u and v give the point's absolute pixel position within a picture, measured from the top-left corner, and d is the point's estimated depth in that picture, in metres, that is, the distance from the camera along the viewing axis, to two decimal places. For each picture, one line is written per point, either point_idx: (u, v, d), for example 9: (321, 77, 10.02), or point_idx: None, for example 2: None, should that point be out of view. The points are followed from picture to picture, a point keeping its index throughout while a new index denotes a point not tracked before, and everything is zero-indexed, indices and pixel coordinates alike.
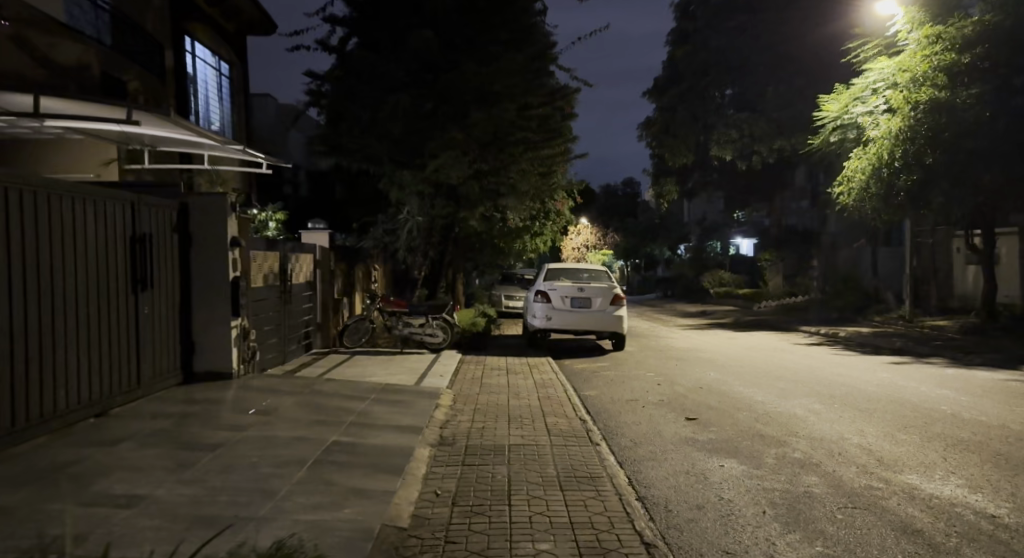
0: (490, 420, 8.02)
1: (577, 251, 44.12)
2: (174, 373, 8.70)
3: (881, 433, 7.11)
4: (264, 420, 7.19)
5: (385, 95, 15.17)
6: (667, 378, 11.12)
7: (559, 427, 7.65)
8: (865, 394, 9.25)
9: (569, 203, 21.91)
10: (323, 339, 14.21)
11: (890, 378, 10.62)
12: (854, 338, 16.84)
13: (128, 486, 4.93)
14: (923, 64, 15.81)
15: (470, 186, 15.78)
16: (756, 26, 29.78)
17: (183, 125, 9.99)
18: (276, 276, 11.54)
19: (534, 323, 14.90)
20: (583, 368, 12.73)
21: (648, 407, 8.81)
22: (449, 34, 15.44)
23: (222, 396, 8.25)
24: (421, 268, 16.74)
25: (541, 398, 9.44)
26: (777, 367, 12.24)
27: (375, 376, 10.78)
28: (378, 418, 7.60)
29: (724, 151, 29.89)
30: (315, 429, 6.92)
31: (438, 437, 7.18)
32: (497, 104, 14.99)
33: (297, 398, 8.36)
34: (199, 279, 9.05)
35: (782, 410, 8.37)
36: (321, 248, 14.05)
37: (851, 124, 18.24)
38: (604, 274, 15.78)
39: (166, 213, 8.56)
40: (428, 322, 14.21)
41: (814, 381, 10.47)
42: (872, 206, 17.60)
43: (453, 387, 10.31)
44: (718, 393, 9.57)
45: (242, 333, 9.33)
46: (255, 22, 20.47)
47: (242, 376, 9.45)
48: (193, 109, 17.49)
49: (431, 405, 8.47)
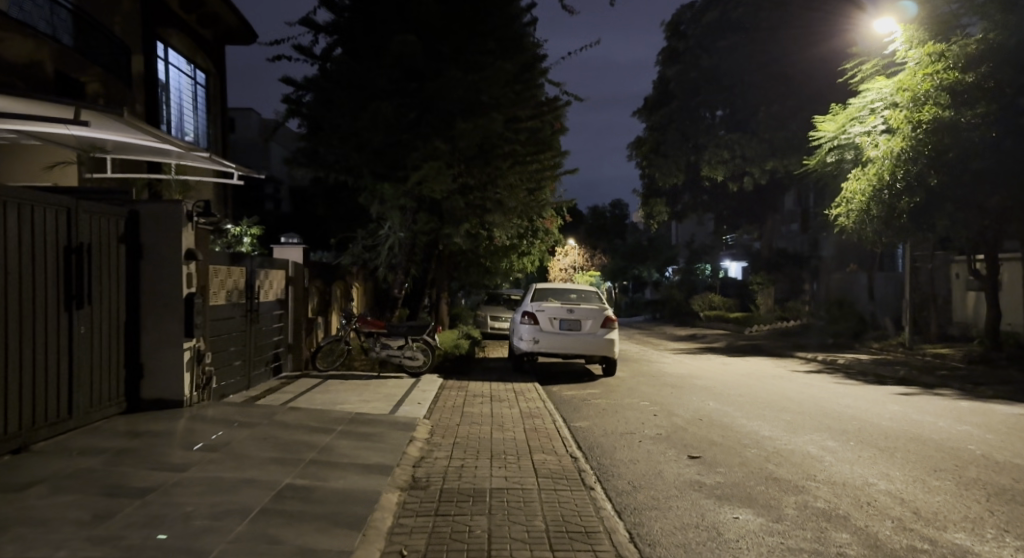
0: (470, 457, 7.14)
1: (564, 272, 43.66)
2: (116, 401, 7.80)
3: (909, 478, 6.30)
4: (211, 457, 6.28)
5: (364, 104, 14.37)
6: (663, 408, 10.31)
7: (547, 466, 6.80)
8: (881, 430, 8.45)
9: (558, 221, 21.19)
10: (295, 361, 13.27)
11: (902, 411, 9.85)
12: (854, 366, 16.07)
13: (25, 547, 4.05)
14: (924, 83, 14.94)
15: (455, 201, 14.96)
16: (747, 47, 28.95)
17: (139, 126, 9.12)
18: (241, 294, 10.66)
19: (521, 346, 14.07)
20: (572, 395, 11.86)
21: (646, 442, 7.99)
22: (434, 41, 14.59)
23: (170, 428, 7.34)
24: (402, 287, 15.85)
25: (528, 430, 8.60)
26: (779, 396, 11.47)
27: (346, 404, 9.87)
28: (343, 455, 6.72)
29: (716, 171, 29.46)
30: (269, 470, 6.04)
31: (411, 478, 6.31)
32: (484, 114, 14.23)
33: (253, 430, 7.47)
34: (150, 294, 8.20)
35: (793, 448, 7.57)
36: (294, 264, 13.17)
37: (848, 145, 17.65)
38: (593, 295, 15.01)
39: (111, 221, 7.69)
40: (407, 344, 13.35)
41: (821, 413, 9.69)
42: (872, 229, 16.93)
43: (432, 417, 9.43)
44: (721, 427, 8.77)
45: (196, 355, 8.46)
46: (234, 30, 19.73)
47: (196, 404, 8.56)
48: (165, 118, 16.63)
49: (404, 439, 7.58)
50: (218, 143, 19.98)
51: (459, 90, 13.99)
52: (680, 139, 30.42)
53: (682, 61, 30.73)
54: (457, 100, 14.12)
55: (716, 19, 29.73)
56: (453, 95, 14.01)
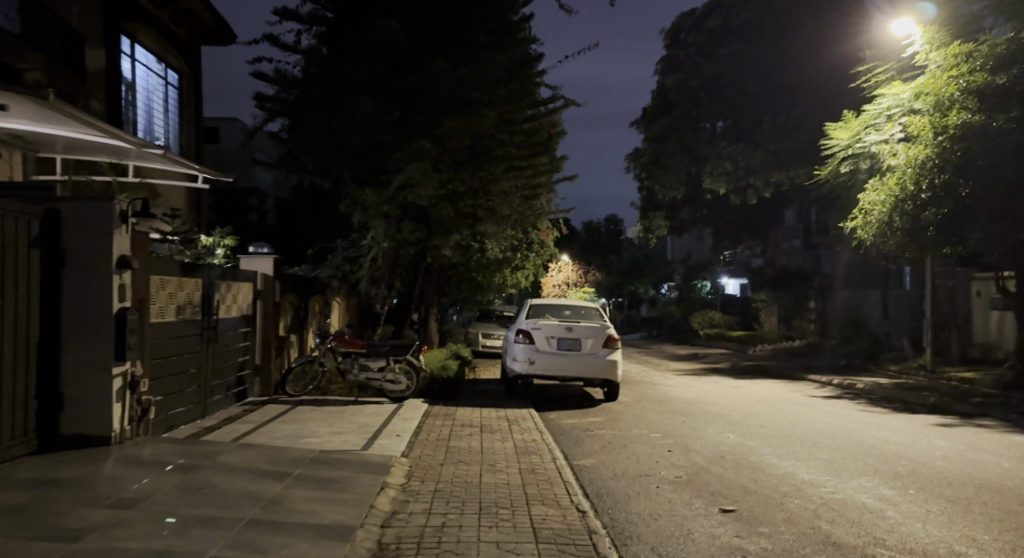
0: (455, 511, 5.80)
1: (557, 288, 42.50)
2: (22, 440, 6.43)
3: (1004, 546, 4.99)
4: (120, 519, 4.92)
5: (343, 100, 13.10)
6: (678, 442, 9.01)
7: (550, 526, 5.45)
8: (941, 473, 7.13)
9: (553, 234, 20.09)
10: (262, 385, 11.91)
11: (952, 447, 8.58)
12: (876, 390, 14.82)
13: None
14: (949, 86, 13.69)
15: (443, 209, 13.70)
16: (752, 54, 28.06)
17: (80, 118, 7.90)
18: (196, 310, 9.32)
19: (514, 367, 12.72)
20: (573, 425, 10.52)
21: (664, 489, 6.67)
22: (419, 34, 13.45)
23: (88, 473, 5.99)
24: (385, 304, 14.46)
25: (524, 472, 7.26)
26: (804, 427, 10.18)
27: (313, 437, 8.51)
28: (293, 512, 5.36)
29: (719, 184, 28.11)
30: (194, 537, 4.67)
31: (376, 545, 4.96)
32: (474, 113, 13.07)
33: (189, 477, 6.10)
34: (73, 312, 6.90)
35: (845, 498, 6.27)
36: (263, 276, 11.80)
37: (863, 154, 16.29)
38: (593, 311, 13.72)
39: (18, 222, 6.33)
40: (389, 366, 11.99)
41: (862, 450, 8.40)
42: (895, 241, 15.62)
43: (411, 452, 8.11)
44: (750, 469, 7.46)
45: (127, 383, 7.16)
46: (210, 29, 18.52)
47: (128, 439, 7.25)
48: (130, 118, 15.29)
49: (374, 487, 6.23)
50: (191, 149, 18.63)
51: (447, 85, 12.80)
52: (680, 150, 29.24)
53: (683, 69, 29.72)
54: (446, 98, 12.93)
55: (716, 25, 28.76)
56: (441, 91, 12.80)
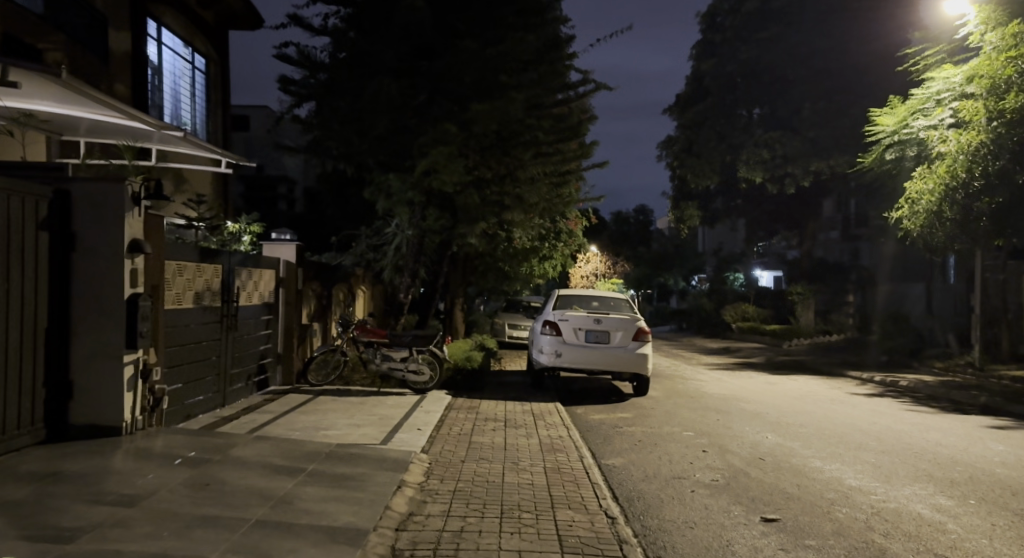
0: (477, 515, 5.41)
1: (586, 279, 42.08)
2: (29, 430, 6.19)
3: None
4: (121, 517, 4.63)
5: (368, 82, 12.81)
6: (714, 441, 8.55)
7: (576, 535, 5.04)
8: (1001, 482, 6.59)
9: (582, 224, 19.68)
10: (284, 374, 11.63)
11: (1010, 452, 8.02)
12: (921, 388, 14.19)
13: None
14: (1006, 68, 12.71)
15: (469, 195, 13.23)
16: (791, 38, 27.20)
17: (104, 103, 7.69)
18: (215, 297, 9.03)
19: (541, 360, 12.31)
20: (602, 420, 10.11)
21: (700, 494, 6.23)
22: (445, 14, 13.11)
23: (93, 466, 5.72)
24: (409, 293, 14.13)
25: (550, 472, 6.86)
26: (848, 426, 9.66)
27: (331, 429, 8.20)
28: (303, 513, 5.02)
29: (755, 173, 27.58)
30: (196, 540, 4.34)
31: (389, 551, 4.60)
32: (502, 95, 12.64)
33: (197, 472, 5.80)
34: (82, 296, 6.65)
35: (899, 508, 5.77)
36: (285, 263, 11.55)
37: (909, 140, 15.46)
38: (623, 302, 13.24)
39: (28, 200, 6.09)
40: (412, 356, 11.63)
41: (912, 454, 7.88)
42: (943, 232, 14.91)
43: (431, 448, 7.75)
44: (792, 472, 6.99)
45: (139, 371, 6.89)
46: (239, 14, 18.32)
47: (139, 430, 6.97)
48: (156, 101, 15.11)
49: (391, 486, 5.88)
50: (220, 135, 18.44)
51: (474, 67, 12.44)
52: (715, 139, 28.61)
53: (719, 54, 28.92)
54: (473, 81, 12.56)
55: (756, 8, 27.91)
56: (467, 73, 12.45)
